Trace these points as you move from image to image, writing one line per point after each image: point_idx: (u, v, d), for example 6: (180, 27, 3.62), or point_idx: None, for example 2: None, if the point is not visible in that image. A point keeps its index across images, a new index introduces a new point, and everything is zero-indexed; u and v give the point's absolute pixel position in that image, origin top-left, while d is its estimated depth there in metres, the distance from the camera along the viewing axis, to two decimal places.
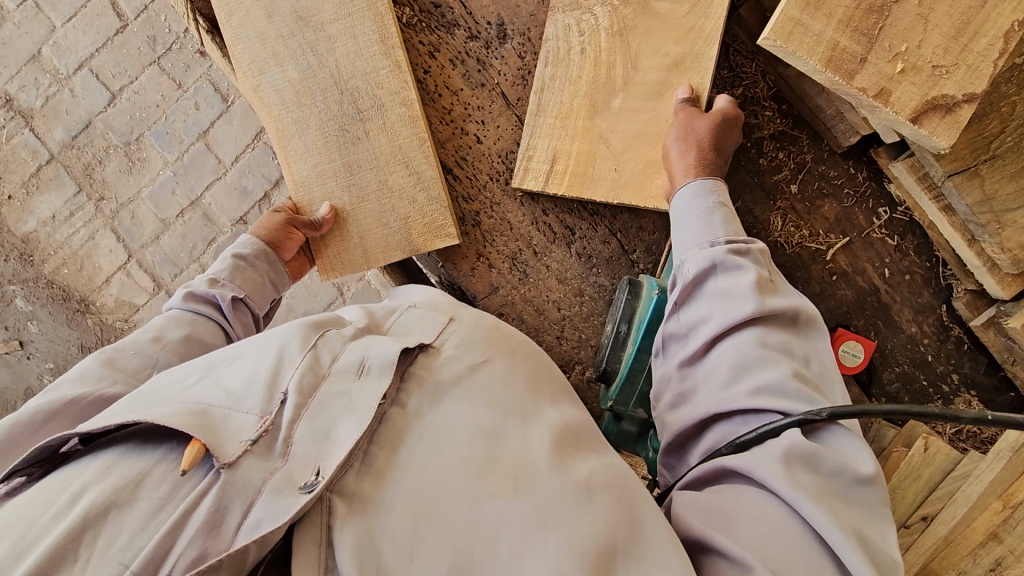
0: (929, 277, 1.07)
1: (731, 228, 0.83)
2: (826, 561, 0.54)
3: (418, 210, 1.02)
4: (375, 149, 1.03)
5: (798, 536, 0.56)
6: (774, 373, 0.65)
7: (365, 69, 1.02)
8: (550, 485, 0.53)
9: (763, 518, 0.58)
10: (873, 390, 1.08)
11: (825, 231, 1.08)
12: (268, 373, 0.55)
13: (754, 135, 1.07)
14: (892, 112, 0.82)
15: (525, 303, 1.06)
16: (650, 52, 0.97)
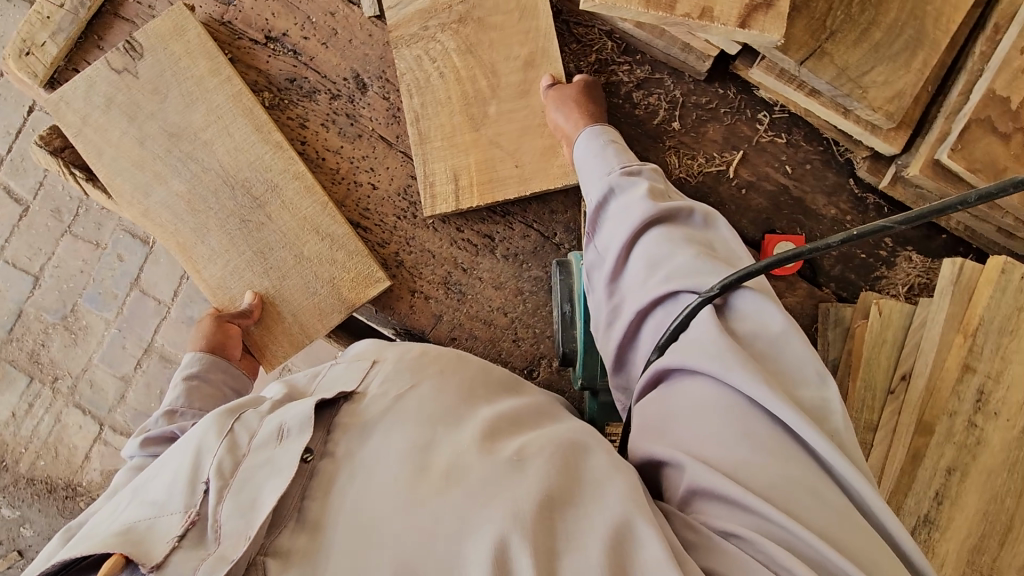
0: (827, 159, 1.13)
1: (625, 158, 0.88)
2: (763, 427, 0.58)
3: (341, 269, 1.03)
4: (282, 229, 1.03)
5: (730, 416, 0.60)
6: (680, 259, 0.71)
7: (250, 159, 1.03)
8: (482, 470, 0.54)
9: (698, 410, 0.62)
10: (820, 279, 1.11)
11: (718, 152, 1.13)
12: (189, 469, 0.54)
13: (621, 92, 1.13)
14: (721, 24, 0.87)
15: (472, 320, 1.07)
16: (503, 58, 1.03)
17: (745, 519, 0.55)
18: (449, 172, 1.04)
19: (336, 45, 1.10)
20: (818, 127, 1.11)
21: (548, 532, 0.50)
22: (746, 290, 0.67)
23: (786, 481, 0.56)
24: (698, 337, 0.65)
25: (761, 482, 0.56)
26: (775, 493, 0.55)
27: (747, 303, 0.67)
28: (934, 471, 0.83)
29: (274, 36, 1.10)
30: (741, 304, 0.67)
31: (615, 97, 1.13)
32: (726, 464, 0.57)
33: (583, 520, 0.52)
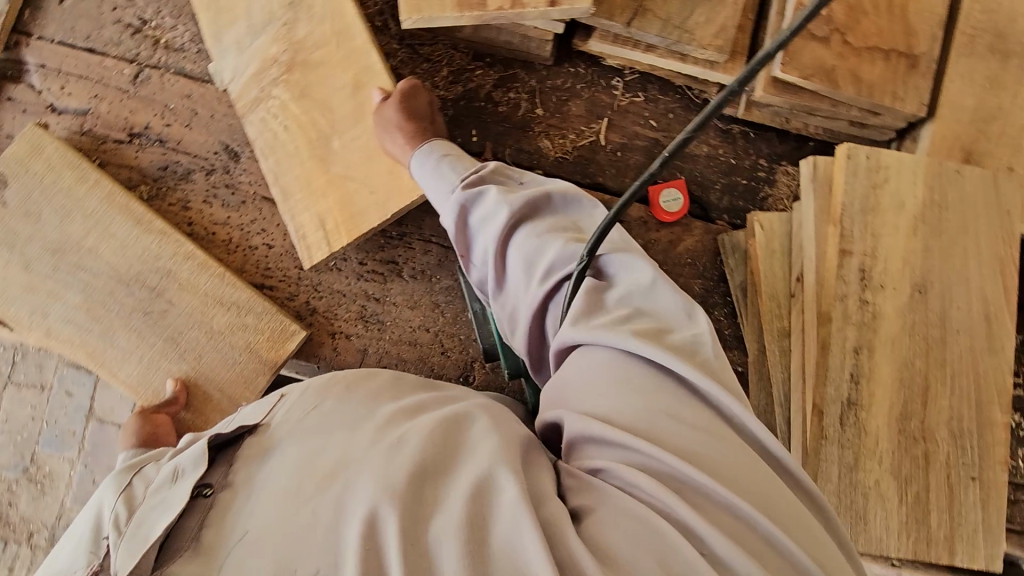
0: (687, 104, 1.19)
1: (461, 168, 0.92)
2: (631, 367, 0.67)
3: (254, 332, 1.04)
4: (187, 309, 1.04)
5: (607, 363, 0.68)
6: (550, 252, 0.80)
7: (138, 253, 1.05)
8: (364, 456, 0.58)
9: (590, 369, 0.69)
10: (712, 214, 1.17)
11: (586, 124, 1.18)
12: (96, 526, 0.58)
13: (481, 94, 1.17)
14: (531, 6, 0.95)
15: (398, 345, 1.08)
16: (333, 91, 1.04)
17: (630, 456, 0.61)
18: (315, 220, 1.03)
19: (199, 123, 1.12)
20: (669, 78, 1.18)
21: (422, 500, 0.55)
22: (619, 258, 0.78)
23: (661, 414, 0.63)
24: (582, 309, 0.73)
25: (642, 420, 0.63)
26: (656, 428, 0.62)
27: (616, 269, 0.78)
28: (843, 354, 0.86)
29: (137, 131, 1.12)
30: (620, 275, 0.78)
31: (477, 101, 1.17)
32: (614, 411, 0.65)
33: (456, 484, 0.57)
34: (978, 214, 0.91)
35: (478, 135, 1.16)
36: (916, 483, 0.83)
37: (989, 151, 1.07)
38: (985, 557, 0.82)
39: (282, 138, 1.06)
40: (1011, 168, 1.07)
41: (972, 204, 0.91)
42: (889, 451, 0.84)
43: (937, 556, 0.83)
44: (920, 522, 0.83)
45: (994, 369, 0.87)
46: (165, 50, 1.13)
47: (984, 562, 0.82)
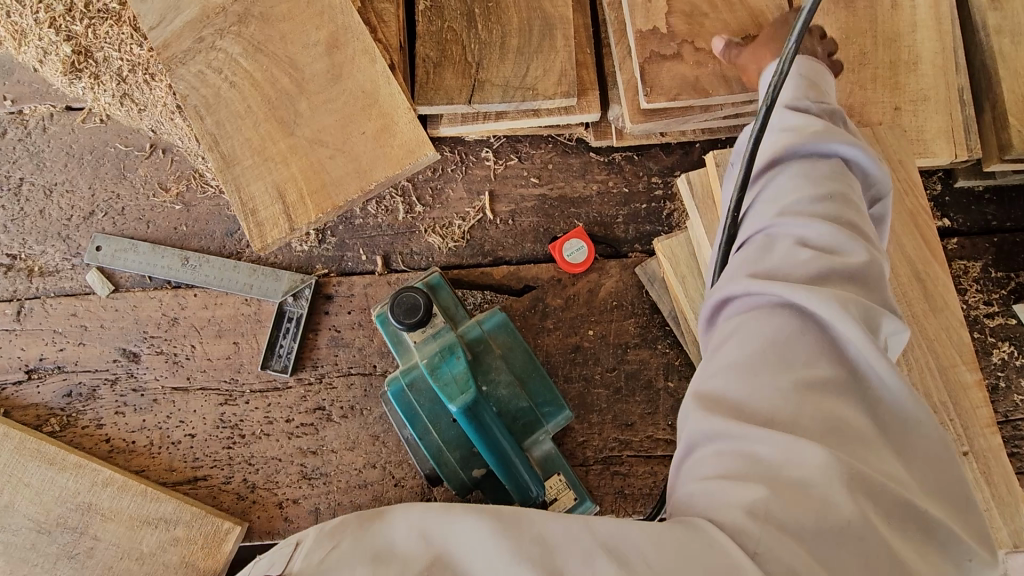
0: (563, 149, 1.16)
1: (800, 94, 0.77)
2: (813, 337, 0.58)
3: (187, 545, 0.98)
4: (123, 531, 0.99)
5: (783, 328, 0.58)
6: (802, 213, 0.65)
7: (59, 489, 1.00)
8: None
9: (769, 314, 0.59)
10: (623, 248, 1.12)
11: (469, 205, 1.14)
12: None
13: (358, 211, 1.13)
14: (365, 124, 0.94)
15: (347, 491, 1.02)
16: (233, 109, 0.88)
17: (760, 450, 0.52)
18: (256, 203, 0.86)
19: (92, 337, 1.09)
20: (533, 132, 1.14)
21: None
22: (855, 251, 0.62)
23: (822, 407, 0.54)
24: (793, 268, 0.61)
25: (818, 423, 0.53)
26: (826, 437, 0.53)
27: (845, 254, 0.62)
28: None
29: (33, 366, 1.09)
30: (846, 257, 0.62)
31: (356, 219, 1.13)
32: (763, 407, 0.54)
33: None
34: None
35: (366, 252, 1.13)
36: None
37: (869, 99, 1.02)
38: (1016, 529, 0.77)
39: (225, 95, 0.88)
40: (898, 107, 1.02)
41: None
42: None
43: None
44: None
45: (948, 328, 0.84)
46: (40, 277, 1.12)
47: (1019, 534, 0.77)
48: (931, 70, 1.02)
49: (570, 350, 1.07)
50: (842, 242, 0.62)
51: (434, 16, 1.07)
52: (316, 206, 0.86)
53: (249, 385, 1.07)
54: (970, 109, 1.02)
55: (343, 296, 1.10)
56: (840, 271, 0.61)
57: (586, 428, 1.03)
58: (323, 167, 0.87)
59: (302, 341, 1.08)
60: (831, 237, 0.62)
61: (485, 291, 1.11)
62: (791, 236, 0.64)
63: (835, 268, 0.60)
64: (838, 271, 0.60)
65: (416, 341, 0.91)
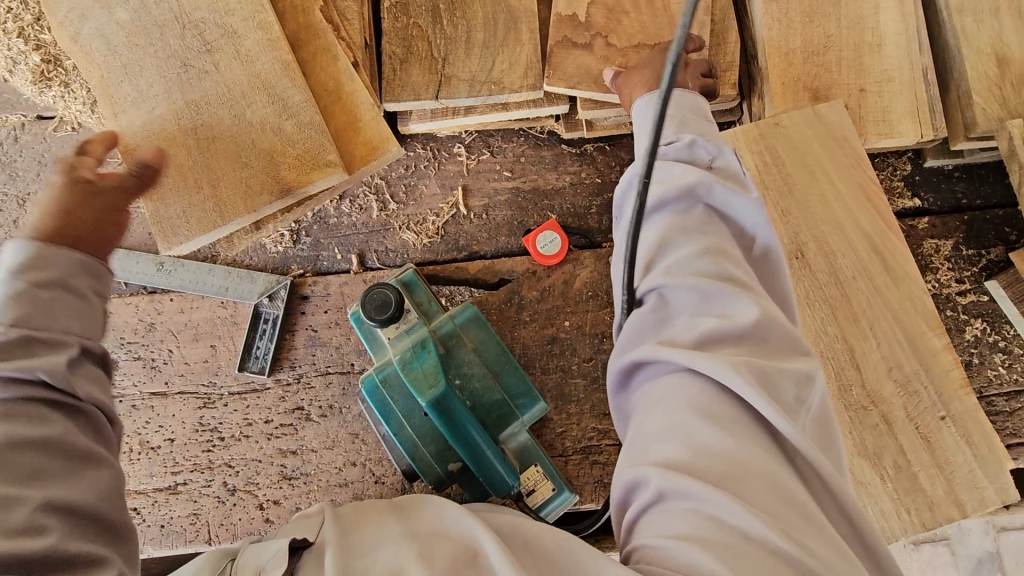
0: (534, 142, 1.16)
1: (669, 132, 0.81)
2: (713, 393, 0.60)
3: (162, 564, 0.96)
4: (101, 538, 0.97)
5: (689, 389, 0.60)
6: (693, 269, 0.68)
7: None
8: None
9: (664, 385, 0.62)
10: (597, 238, 1.12)
11: (443, 200, 1.14)
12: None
13: (331, 210, 1.14)
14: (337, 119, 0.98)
15: (329, 490, 1.03)
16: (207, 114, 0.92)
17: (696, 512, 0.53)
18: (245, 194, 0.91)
19: None
20: (504, 126, 1.15)
21: None
22: (740, 298, 0.65)
23: (735, 456, 0.56)
24: (685, 335, 0.64)
25: (731, 469, 0.55)
26: (744, 477, 0.54)
27: (734, 306, 0.65)
28: None
29: None
30: (734, 306, 0.65)
31: (330, 218, 1.14)
32: (687, 466, 0.56)
33: None
34: (816, 154, 0.88)
35: (341, 251, 1.13)
36: (889, 455, 0.80)
37: (834, 83, 1.03)
38: (996, 494, 0.78)
39: None
40: (864, 89, 1.02)
41: (811, 145, 0.89)
42: (845, 431, 0.80)
43: (937, 520, 0.78)
44: (911, 489, 0.79)
45: (913, 301, 0.84)
46: None
47: (996, 501, 0.78)
48: (894, 52, 1.03)
49: (547, 342, 1.07)
50: (726, 295, 0.65)
51: (400, 15, 1.09)
52: (248, 206, 0.92)
53: (227, 388, 1.07)
54: (935, 89, 1.03)
55: (319, 296, 1.10)
56: (725, 327, 0.64)
57: (565, 419, 1.04)
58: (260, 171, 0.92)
59: (279, 342, 1.08)
60: (716, 293, 0.66)
61: (461, 287, 1.11)
62: (680, 299, 0.67)
63: (722, 322, 0.63)
64: (722, 326, 0.63)
65: (390, 336, 0.92)
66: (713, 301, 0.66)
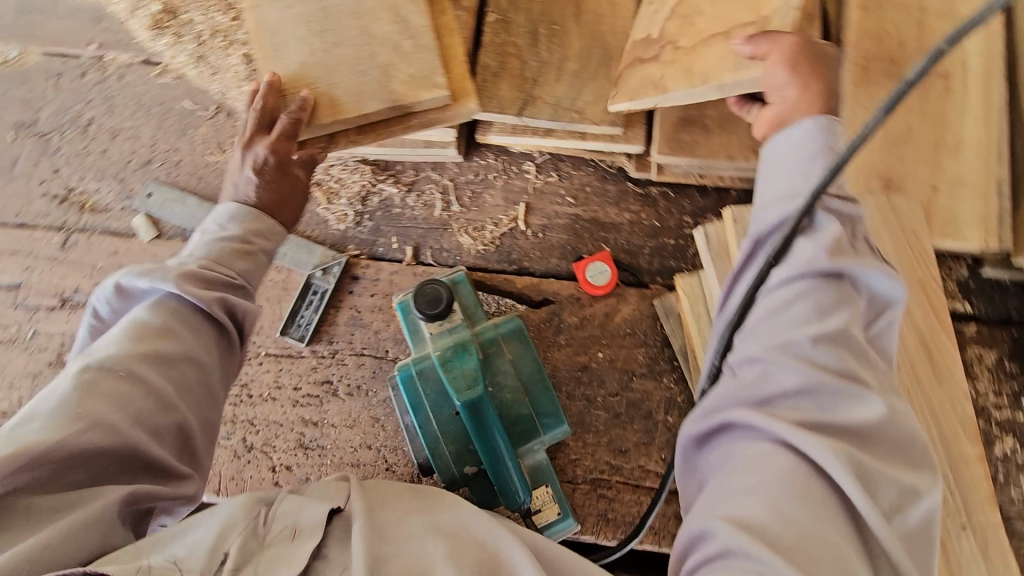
0: (601, 175, 1.19)
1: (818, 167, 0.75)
2: (812, 478, 0.59)
3: None
4: None
5: (786, 467, 0.60)
6: (806, 343, 0.65)
7: None
8: None
9: (761, 457, 0.61)
10: (645, 278, 1.14)
11: (504, 212, 1.18)
12: (210, 544, 0.60)
13: (396, 200, 1.19)
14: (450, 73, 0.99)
15: (340, 468, 1.05)
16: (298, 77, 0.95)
17: None
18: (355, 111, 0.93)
19: None
20: (576, 154, 1.19)
21: None
22: (856, 395, 0.63)
23: (819, 547, 0.55)
24: (788, 412, 0.63)
25: (810, 551, 0.55)
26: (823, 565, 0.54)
27: (847, 403, 0.63)
28: None
29: (68, 295, 1.14)
30: (848, 401, 0.63)
31: (394, 208, 1.19)
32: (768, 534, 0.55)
33: None
34: (884, 243, 0.90)
35: (398, 241, 1.17)
36: None
37: (907, 176, 1.04)
38: None
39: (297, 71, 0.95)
40: (935, 187, 1.04)
41: (874, 231, 0.90)
42: None
43: None
44: None
45: (953, 401, 0.84)
46: (90, 212, 1.18)
47: None
48: (972, 157, 1.04)
49: (578, 368, 1.09)
50: (841, 391, 0.63)
51: (500, 31, 1.14)
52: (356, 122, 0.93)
53: (265, 348, 1.11)
54: (1008, 200, 1.04)
55: (369, 279, 1.14)
56: (834, 421, 0.62)
57: (581, 446, 1.05)
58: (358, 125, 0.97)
59: (322, 315, 1.12)
60: (832, 385, 0.63)
61: (505, 298, 1.14)
62: (784, 374, 0.64)
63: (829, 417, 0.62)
64: (832, 419, 0.62)
65: (432, 332, 0.95)
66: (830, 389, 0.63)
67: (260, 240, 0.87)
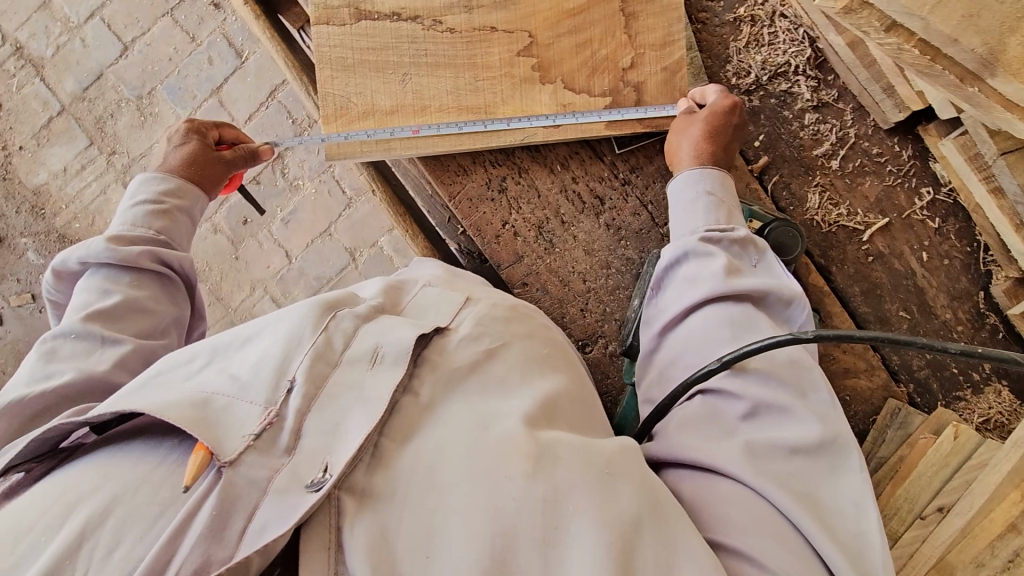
0: (968, 262, 1.04)
1: (733, 245, 0.84)
2: (788, 533, 0.61)
3: (476, 103, 0.98)
4: (440, 92, 0.98)
5: (757, 506, 0.63)
6: (680, 336, 0.80)
7: (432, 6, 0.98)
8: (567, 471, 0.61)
9: (732, 482, 0.65)
10: (901, 376, 1.05)
11: (863, 210, 1.04)
12: (277, 366, 0.62)
13: (794, 107, 1.03)
14: None
15: (550, 274, 1.05)
16: None
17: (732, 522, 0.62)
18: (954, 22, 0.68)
19: None
20: (980, 225, 1.01)
21: (587, 502, 0.59)
22: (794, 465, 0.65)
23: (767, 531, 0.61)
24: (761, 449, 0.67)
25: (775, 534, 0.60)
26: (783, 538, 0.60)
27: (793, 436, 0.66)
28: None
29: None
30: (790, 457, 0.66)
31: (786, 110, 1.03)
32: (730, 510, 0.63)
33: (669, 550, 0.58)
34: None
35: (760, 144, 1.04)
36: None
37: None
38: None
39: None
40: None
41: None
42: None
43: None
44: None
45: None
46: None
47: None
48: None
49: None
50: (780, 447, 0.66)
51: None
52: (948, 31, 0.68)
53: None
54: None
55: None
56: (786, 450, 0.66)
57: None
58: (404, 80, 0.98)
59: (646, 143, 1.03)
60: (771, 442, 0.67)
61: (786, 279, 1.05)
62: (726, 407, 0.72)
63: (775, 440, 0.67)
64: (775, 450, 0.66)
65: None
66: (778, 449, 0.66)
67: (174, 199, 0.97)
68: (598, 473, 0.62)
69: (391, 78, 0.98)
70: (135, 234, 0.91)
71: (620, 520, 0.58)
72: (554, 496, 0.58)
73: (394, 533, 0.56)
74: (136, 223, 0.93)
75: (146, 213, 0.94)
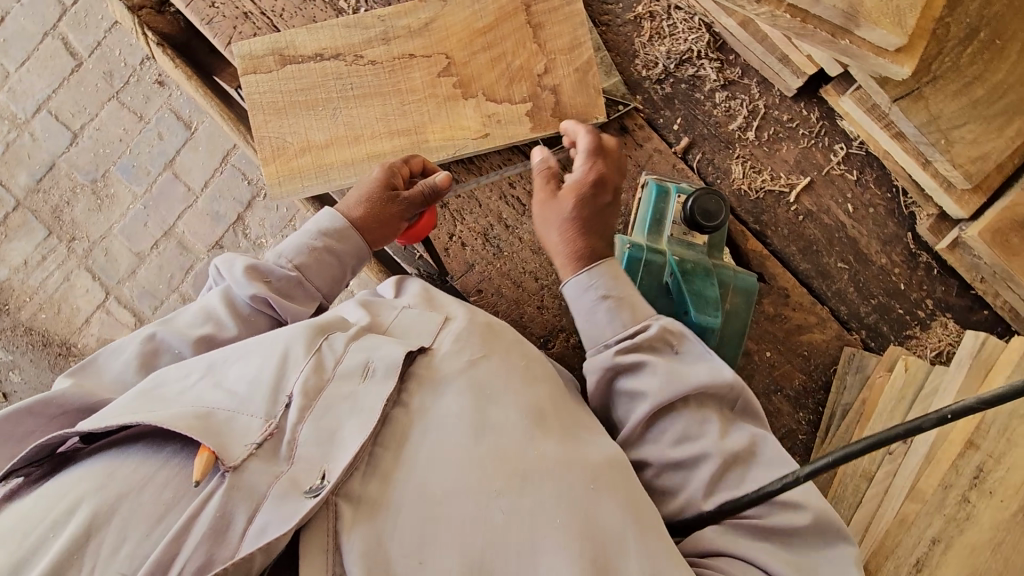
0: (892, 207, 1.09)
1: (660, 337, 0.78)
2: None
3: (404, 125, 1.03)
4: (369, 120, 1.03)
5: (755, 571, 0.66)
6: (637, 449, 0.77)
7: (352, 42, 1.04)
8: (550, 482, 0.64)
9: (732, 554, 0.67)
10: (852, 323, 1.09)
11: (786, 173, 1.10)
12: (273, 382, 0.65)
13: (704, 87, 1.09)
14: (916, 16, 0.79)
15: (502, 277, 1.08)
16: None
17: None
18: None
19: None
20: (894, 171, 1.07)
21: (570, 516, 0.62)
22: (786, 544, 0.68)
23: None
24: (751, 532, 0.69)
25: None
26: None
27: (782, 520, 0.68)
28: (919, 540, 0.87)
29: None
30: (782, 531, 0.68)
31: (697, 92, 1.10)
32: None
33: (641, 544, 0.63)
34: None
35: (679, 126, 1.10)
36: None
37: None
38: None
39: None
40: None
41: None
42: None
43: None
44: None
45: None
46: None
47: None
48: None
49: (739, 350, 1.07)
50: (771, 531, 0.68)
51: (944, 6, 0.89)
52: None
53: None
54: None
55: (634, 139, 1.09)
56: (776, 526, 0.68)
57: None
58: (335, 114, 1.03)
59: (573, 141, 1.09)
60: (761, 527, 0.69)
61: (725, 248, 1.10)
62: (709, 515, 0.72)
63: (763, 523, 0.69)
64: (767, 527, 0.68)
65: (673, 234, 0.98)
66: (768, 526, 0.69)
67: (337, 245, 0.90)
68: (584, 489, 0.65)
69: (320, 114, 1.03)
70: (274, 268, 0.87)
71: (596, 528, 0.62)
72: (536, 518, 0.62)
73: (390, 537, 0.59)
74: (289, 258, 0.88)
75: (306, 252, 0.89)
